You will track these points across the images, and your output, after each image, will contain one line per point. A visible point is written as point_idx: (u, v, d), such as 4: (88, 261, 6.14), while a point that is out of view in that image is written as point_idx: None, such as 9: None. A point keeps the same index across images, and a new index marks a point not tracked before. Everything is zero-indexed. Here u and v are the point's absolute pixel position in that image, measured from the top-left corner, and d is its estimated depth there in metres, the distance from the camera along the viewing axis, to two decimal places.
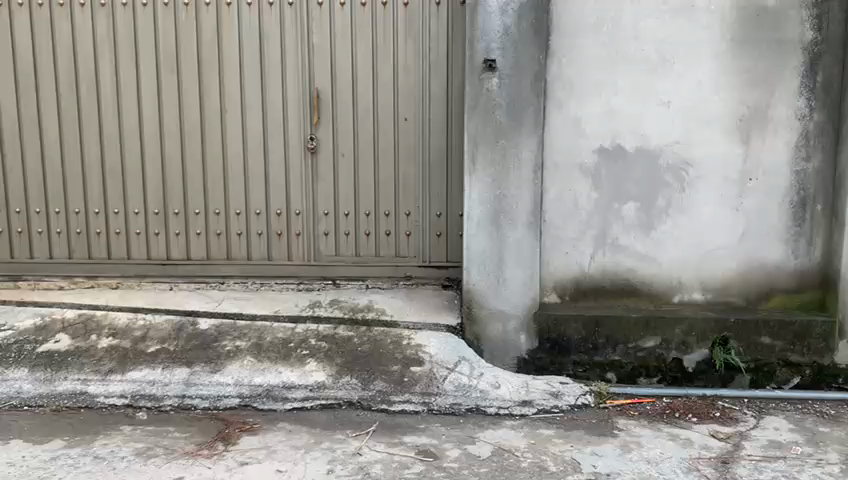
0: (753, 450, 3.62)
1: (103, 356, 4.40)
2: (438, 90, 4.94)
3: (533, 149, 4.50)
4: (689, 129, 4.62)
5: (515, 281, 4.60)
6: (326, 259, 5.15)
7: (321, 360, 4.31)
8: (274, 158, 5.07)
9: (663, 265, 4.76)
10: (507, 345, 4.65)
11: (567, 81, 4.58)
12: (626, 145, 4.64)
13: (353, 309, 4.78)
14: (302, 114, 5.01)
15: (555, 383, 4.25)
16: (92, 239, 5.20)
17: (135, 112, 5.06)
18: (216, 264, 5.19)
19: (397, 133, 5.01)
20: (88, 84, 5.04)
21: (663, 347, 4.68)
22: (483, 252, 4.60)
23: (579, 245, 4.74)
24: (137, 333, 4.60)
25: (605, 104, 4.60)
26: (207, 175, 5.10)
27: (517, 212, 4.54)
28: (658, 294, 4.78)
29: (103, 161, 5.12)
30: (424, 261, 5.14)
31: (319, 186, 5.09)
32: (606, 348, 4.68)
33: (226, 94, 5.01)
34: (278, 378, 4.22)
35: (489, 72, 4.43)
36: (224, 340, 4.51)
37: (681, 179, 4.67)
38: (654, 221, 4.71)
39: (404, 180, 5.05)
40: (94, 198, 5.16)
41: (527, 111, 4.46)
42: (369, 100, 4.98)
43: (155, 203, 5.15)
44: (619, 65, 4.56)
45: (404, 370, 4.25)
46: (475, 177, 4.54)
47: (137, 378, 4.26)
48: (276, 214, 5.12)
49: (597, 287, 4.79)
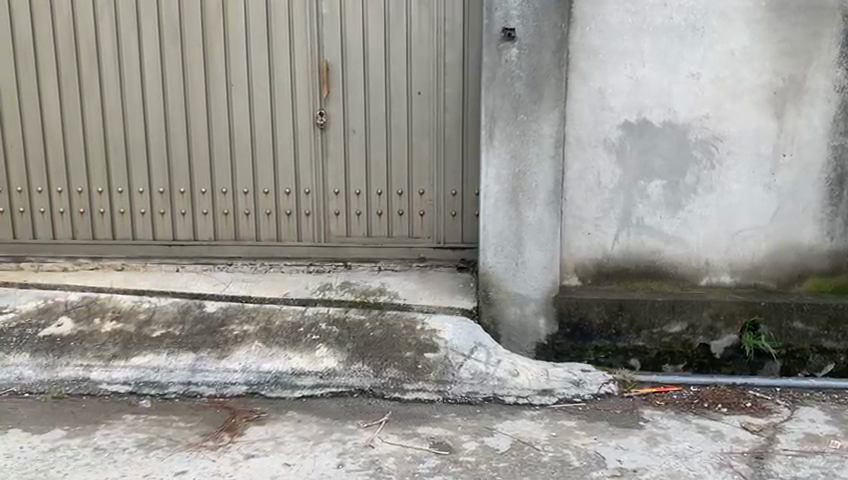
0: (788, 445, 3.40)
1: (106, 341, 4.25)
2: (453, 62, 4.70)
3: (555, 124, 4.26)
4: (719, 102, 4.37)
5: (534, 264, 4.40)
6: (337, 240, 4.96)
7: (332, 346, 4.12)
8: (282, 135, 4.86)
9: (690, 246, 4.52)
10: (525, 330, 4.45)
11: (590, 51, 4.32)
12: (652, 120, 4.39)
13: (364, 292, 4.58)
14: (310, 88, 4.79)
15: (576, 371, 4.00)
16: (96, 219, 5.03)
17: (138, 86, 4.86)
18: (222, 245, 5.01)
19: (411, 107, 4.78)
20: (89, 56, 4.84)
21: (690, 333, 4.46)
22: (500, 233, 4.39)
23: (601, 225, 4.51)
24: (141, 317, 4.44)
25: (631, 75, 4.35)
26: (213, 152, 4.90)
27: (537, 191, 4.33)
28: (684, 277, 4.55)
29: (106, 139, 4.93)
30: (438, 242, 4.93)
31: (328, 164, 4.88)
32: (629, 334, 4.46)
33: (232, 68, 4.80)
34: (287, 365, 4.04)
35: (508, 41, 4.19)
36: (231, 324, 4.34)
37: (710, 155, 4.42)
38: (681, 199, 4.47)
39: (418, 157, 4.83)
40: (98, 176, 4.98)
41: (548, 83, 4.22)
42: (380, 73, 4.75)
43: (160, 182, 4.96)
44: (646, 34, 4.31)
45: (418, 356, 4.04)
46: (492, 153, 4.30)
47: (139, 364, 4.11)
48: (284, 194, 4.92)
49: (620, 270, 4.56)
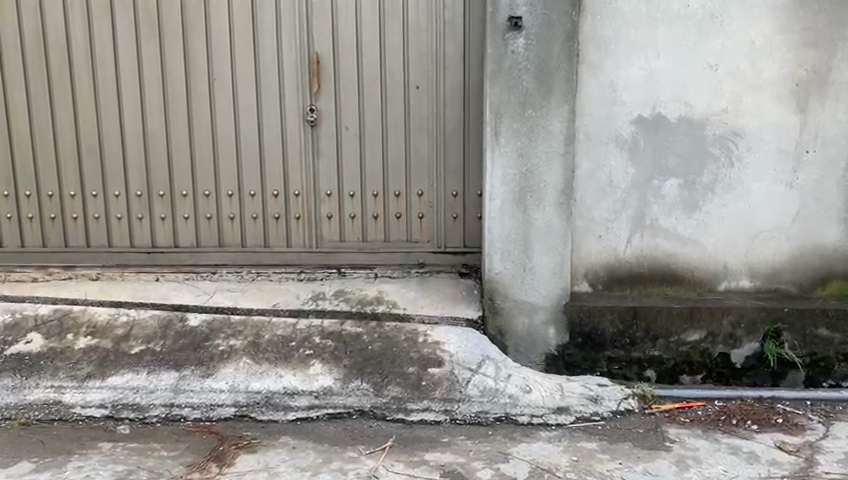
0: (830, 467, 3.16)
1: (80, 359, 3.91)
2: (453, 53, 4.39)
3: (565, 119, 3.96)
4: (738, 95, 4.09)
5: (543, 269, 4.10)
6: (330, 245, 4.63)
7: (328, 362, 3.81)
8: (269, 133, 4.52)
9: (706, 249, 4.24)
10: (534, 341, 4.16)
11: (601, 42, 4.03)
12: (667, 114, 4.11)
13: (361, 301, 4.30)
14: (299, 82, 4.46)
15: (592, 386, 3.70)
16: (68, 225, 4.66)
17: (113, 81, 4.50)
18: (206, 252, 4.66)
19: (408, 103, 4.46)
20: (58, 49, 4.47)
21: (709, 341, 4.18)
22: (506, 237, 4.08)
23: (613, 227, 4.22)
24: (118, 332, 4.09)
25: (644, 67, 4.06)
26: (195, 152, 4.55)
27: (546, 191, 4.03)
28: (701, 281, 4.28)
29: (78, 139, 4.56)
30: (438, 246, 4.62)
31: (320, 164, 4.55)
32: (644, 343, 4.18)
33: (215, 61, 4.45)
34: (278, 383, 3.71)
35: (514, 31, 3.88)
36: (217, 339, 4.01)
37: (729, 151, 4.15)
38: (698, 199, 4.20)
39: (416, 156, 4.51)
40: (70, 178, 4.61)
41: (557, 76, 3.91)
42: (375, 66, 4.43)
43: (137, 184, 4.60)
44: (660, 22, 4.02)
45: (421, 372, 3.73)
46: (498, 152, 4.00)
47: (117, 384, 3.76)
48: (272, 196, 4.59)
49: (634, 275, 4.27)
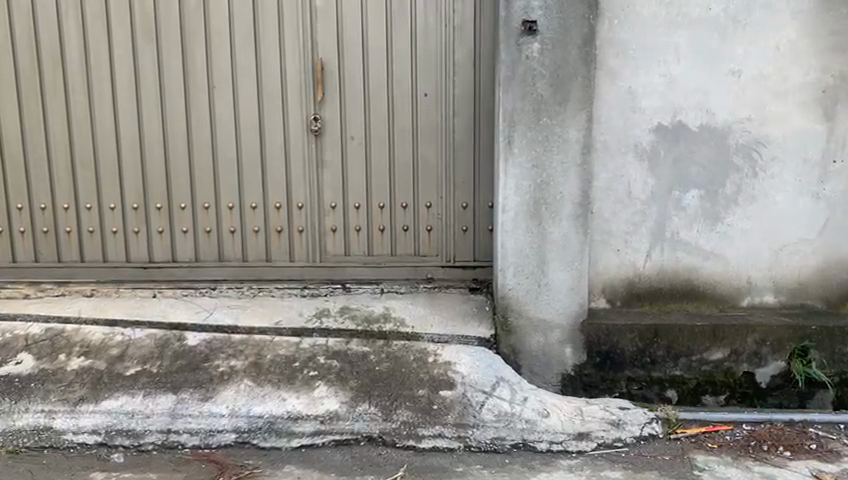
0: None
1: (72, 381, 3.71)
2: (463, 59, 4.21)
3: (582, 128, 3.77)
4: (762, 102, 3.91)
5: (558, 285, 3.90)
6: (335, 260, 4.44)
7: (333, 384, 3.62)
8: (271, 143, 4.34)
9: (729, 263, 4.06)
10: (549, 360, 3.96)
11: (618, 46, 3.85)
12: (688, 123, 3.93)
13: (367, 318, 4.09)
14: (303, 90, 4.27)
15: (613, 409, 3.53)
16: (62, 239, 4.47)
17: (108, 89, 4.31)
18: (206, 267, 4.47)
19: (416, 111, 4.28)
20: (52, 56, 4.28)
21: (733, 360, 3.99)
22: (521, 251, 3.88)
23: (632, 240, 4.03)
24: (113, 352, 3.91)
25: (664, 73, 3.88)
26: (193, 162, 4.36)
27: (562, 203, 3.84)
28: (724, 297, 4.09)
29: (72, 149, 4.38)
30: (447, 260, 4.42)
31: (324, 175, 4.36)
32: (665, 362, 3.98)
33: (215, 67, 4.27)
34: (282, 407, 3.52)
35: (528, 36, 3.69)
36: (216, 359, 3.83)
37: (752, 161, 3.96)
38: (720, 211, 4.01)
39: (424, 165, 4.33)
40: (63, 190, 4.42)
41: (574, 83, 3.73)
42: (381, 73, 4.25)
43: (134, 196, 4.41)
44: (680, 26, 3.85)
45: (432, 395, 3.55)
46: (512, 162, 3.80)
47: (110, 408, 3.56)
48: (274, 209, 4.40)
49: (654, 291, 4.08)
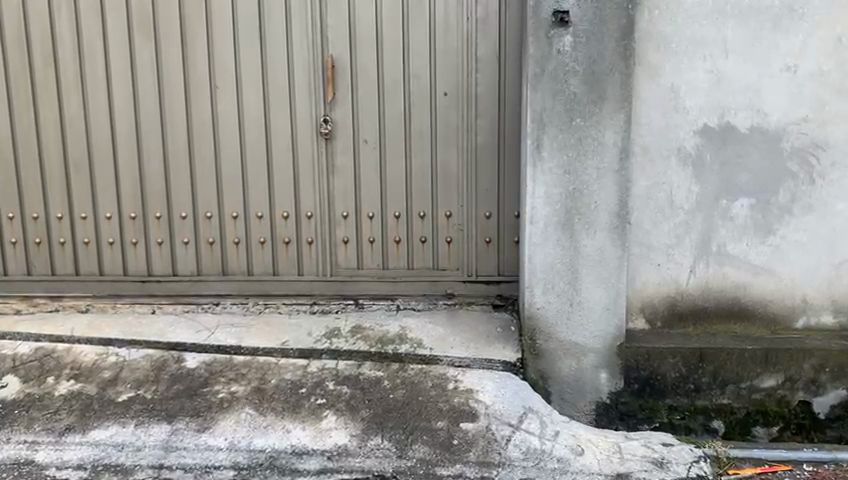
0: None
1: (60, 408, 3.41)
2: (486, 55, 3.85)
3: (620, 130, 3.39)
4: (821, 101, 3.51)
5: (592, 304, 3.52)
6: (347, 273, 4.10)
7: (343, 414, 3.29)
8: (278, 147, 4.00)
9: (782, 280, 3.65)
10: (582, 387, 3.58)
11: (659, 39, 3.47)
12: (737, 124, 3.54)
13: (381, 340, 3.75)
14: (312, 90, 3.93)
15: (655, 446, 3.17)
16: (56, 251, 4.16)
17: (104, 90, 4.00)
18: (208, 281, 4.15)
19: (435, 112, 3.92)
20: (43, 54, 3.98)
21: (787, 388, 3.58)
22: (550, 266, 3.51)
23: (675, 254, 3.64)
24: (105, 375, 3.59)
25: (711, 69, 3.49)
26: (194, 168, 4.04)
27: (597, 214, 3.45)
28: (777, 318, 3.68)
29: (65, 155, 4.08)
30: (469, 275, 4.06)
31: (335, 182, 4.02)
32: (711, 390, 3.59)
33: (218, 65, 3.94)
34: (285, 441, 3.18)
35: (560, 27, 3.33)
36: (216, 384, 3.50)
37: (809, 167, 3.56)
38: (773, 222, 3.61)
39: (444, 172, 3.97)
40: (57, 198, 4.12)
41: (611, 80, 3.35)
42: (397, 70, 3.89)
43: (131, 205, 4.10)
44: (729, 17, 3.45)
45: (452, 427, 3.22)
46: (541, 168, 3.44)
47: (98, 440, 3.24)
48: (281, 218, 4.06)
49: (697, 310, 3.69)
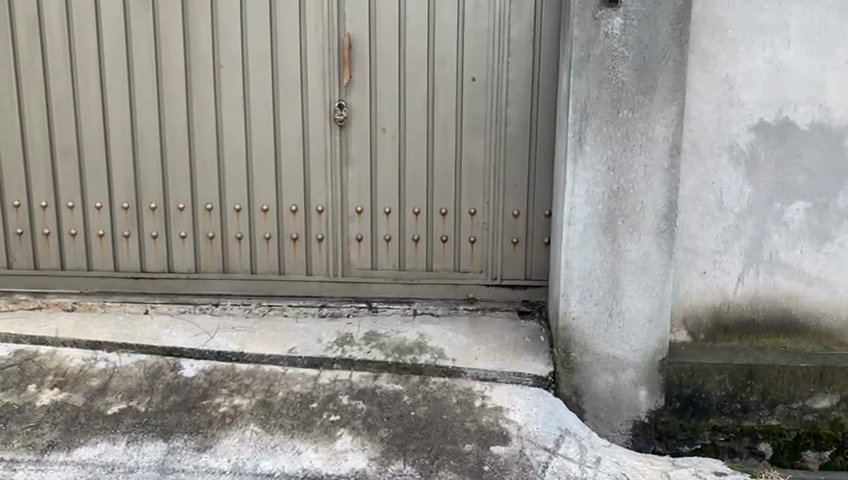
0: None
1: (42, 421, 3.05)
2: (519, 38, 3.50)
3: (671, 123, 3.05)
4: None
5: (634, 315, 3.20)
6: (359, 274, 3.76)
7: (360, 434, 2.96)
8: (287, 134, 3.64)
9: (838, 291, 3.35)
10: (619, 405, 3.25)
11: (715, 25, 3.14)
12: (796, 120, 3.22)
13: (398, 348, 3.42)
14: (326, 72, 3.57)
15: (707, 476, 2.92)
16: (39, 243, 3.79)
17: (94, 67, 3.62)
18: (207, 279, 3.79)
19: (461, 99, 3.57)
20: (28, 26, 3.59)
21: (842, 409, 3.30)
22: (589, 273, 3.19)
23: (722, 260, 3.33)
24: (93, 383, 3.24)
25: (770, 58, 3.17)
26: (194, 155, 3.68)
27: (642, 216, 3.12)
28: (831, 332, 3.38)
29: (50, 137, 3.70)
30: (492, 278, 3.73)
31: (348, 174, 3.67)
32: (760, 410, 3.31)
33: (222, 42, 3.57)
34: (296, 464, 2.85)
35: (609, 8, 2.98)
36: (217, 396, 3.16)
37: None
38: (831, 228, 3.31)
39: (469, 165, 3.63)
40: (40, 186, 3.74)
41: (664, 68, 3.01)
42: (420, 53, 3.54)
43: (123, 194, 3.73)
44: (793, 2, 3.13)
45: (481, 451, 2.89)
46: (582, 165, 3.10)
47: (85, 459, 2.88)
48: (289, 212, 3.71)
49: (744, 323, 3.38)
